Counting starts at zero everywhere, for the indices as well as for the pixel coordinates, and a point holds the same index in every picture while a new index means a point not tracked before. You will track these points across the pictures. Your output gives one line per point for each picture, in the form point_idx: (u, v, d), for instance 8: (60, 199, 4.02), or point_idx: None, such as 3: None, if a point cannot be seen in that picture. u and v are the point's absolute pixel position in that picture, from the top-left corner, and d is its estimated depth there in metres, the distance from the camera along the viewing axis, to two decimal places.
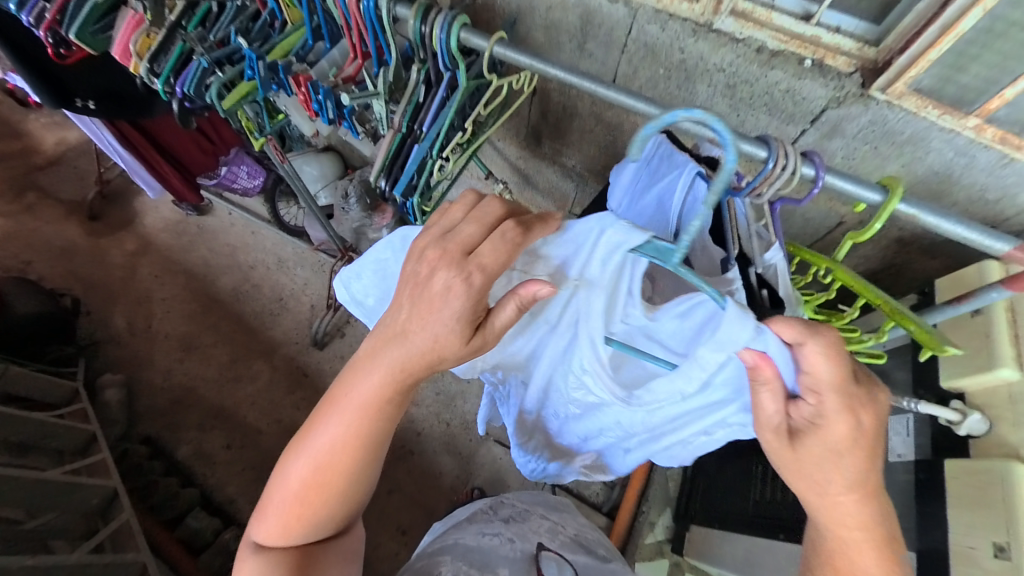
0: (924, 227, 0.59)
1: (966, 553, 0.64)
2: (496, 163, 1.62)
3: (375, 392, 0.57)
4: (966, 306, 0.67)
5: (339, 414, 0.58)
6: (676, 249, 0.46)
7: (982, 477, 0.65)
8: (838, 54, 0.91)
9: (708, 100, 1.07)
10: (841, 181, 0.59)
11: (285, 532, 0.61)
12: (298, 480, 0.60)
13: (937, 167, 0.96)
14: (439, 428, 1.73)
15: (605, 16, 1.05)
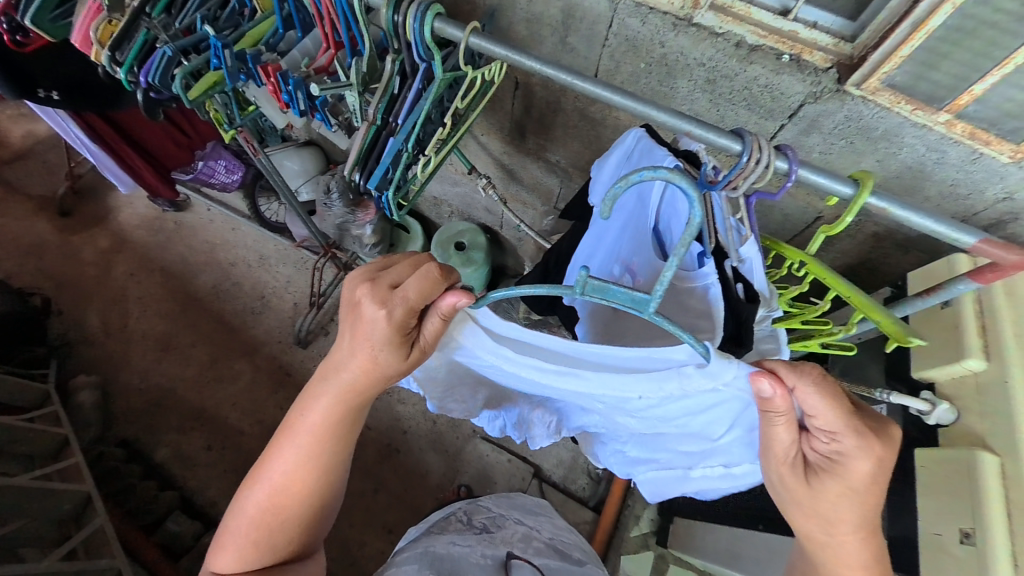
0: (896, 221, 0.60)
1: (934, 540, 0.65)
2: (480, 158, 1.60)
3: (324, 429, 0.64)
4: (935, 297, 0.69)
5: (296, 438, 0.64)
6: (649, 298, 0.48)
7: (950, 467, 0.66)
8: (816, 49, 0.91)
9: (689, 95, 1.08)
10: (814, 174, 0.59)
11: (241, 558, 0.65)
12: (256, 506, 0.65)
13: (910, 162, 0.97)
14: (425, 426, 1.72)
15: (586, 9, 1.04)
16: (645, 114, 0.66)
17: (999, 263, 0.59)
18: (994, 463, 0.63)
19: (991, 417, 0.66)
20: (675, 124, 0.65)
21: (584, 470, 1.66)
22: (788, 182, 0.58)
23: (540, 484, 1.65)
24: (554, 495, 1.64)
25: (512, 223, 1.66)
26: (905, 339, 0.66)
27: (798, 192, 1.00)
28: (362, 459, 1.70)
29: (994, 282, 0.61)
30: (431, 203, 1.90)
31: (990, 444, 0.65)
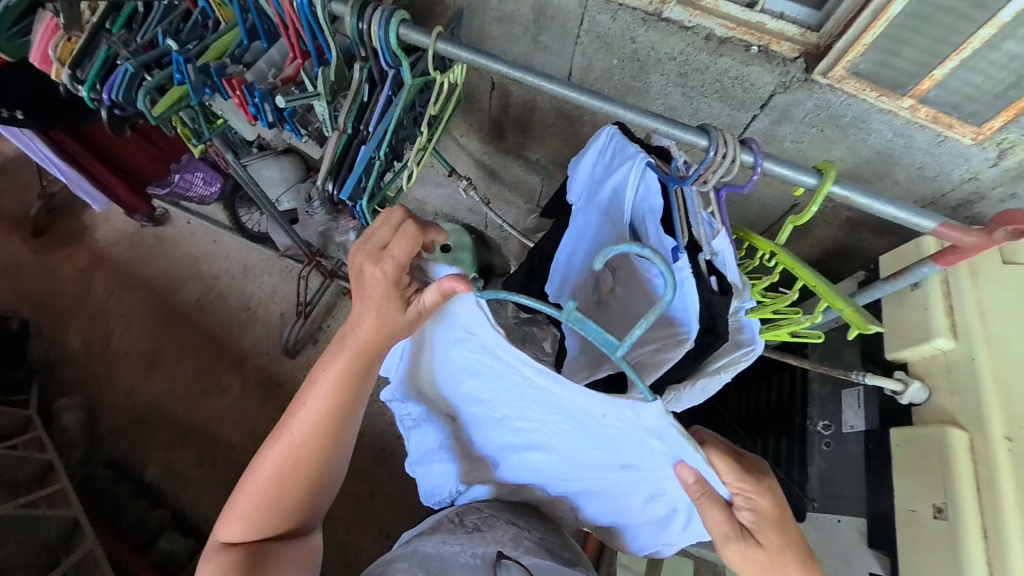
0: (860, 208, 0.61)
1: (909, 515, 0.68)
2: (461, 159, 1.60)
3: (334, 397, 0.64)
4: (902, 281, 0.71)
5: (309, 404, 0.64)
6: (617, 346, 0.48)
7: (923, 445, 0.68)
8: (784, 40, 0.92)
9: (663, 89, 1.09)
10: (780, 166, 0.60)
11: (253, 522, 0.66)
12: (271, 473, 0.65)
13: (879, 147, 1.00)
14: None
15: (557, 8, 1.04)
16: (614, 113, 0.67)
17: (962, 246, 0.60)
18: (963, 440, 0.65)
19: (960, 394, 0.68)
20: (644, 122, 0.65)
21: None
22: (754, 173, 0.60)
23: None
24: None
25: (496, 223, 1.66)
26: (864, 326, 0.66)
27: (773, 181, 1.01)
28: (357, 466, 1.69)
29: (956, 263, 0.64)
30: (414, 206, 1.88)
31: (959, 420, 0.67)
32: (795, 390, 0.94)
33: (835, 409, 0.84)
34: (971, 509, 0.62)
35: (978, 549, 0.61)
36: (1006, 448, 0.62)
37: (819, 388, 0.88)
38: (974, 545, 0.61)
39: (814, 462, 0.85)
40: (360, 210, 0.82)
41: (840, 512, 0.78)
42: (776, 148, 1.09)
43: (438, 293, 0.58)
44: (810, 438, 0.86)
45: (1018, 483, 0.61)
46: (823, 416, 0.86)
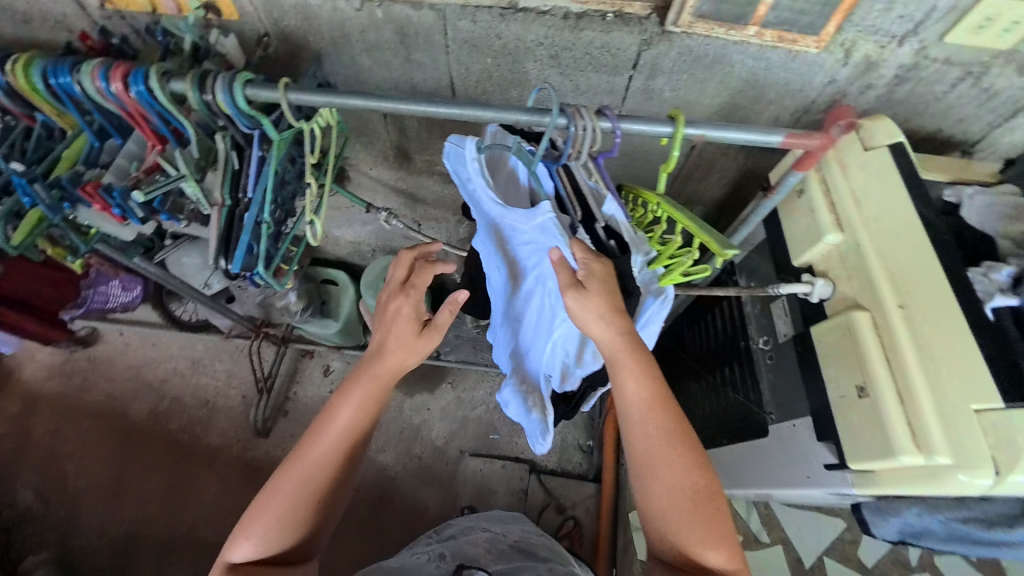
0: (709, 140, 0.69)
1: (841, 403, 0.70)
2: (378, 191, 1.59)
3: (353, 417, 0.80)
4: (778, 194, 0.81)
5: (329, 424, 0.79)
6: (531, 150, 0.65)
7: (837, 333, 0.71)
8: (633, 1, 0.99)
9: (541, 74, 1.12)
10: (636, 124, 0.64)
11: (261, 539, 0.73)
12: (288, 489, 0.75)
13: (745, 76, 1.06)
14: (412, 463, 1.70)
15: (417, 24, 1.05)
16: (478, 115, 0.70)
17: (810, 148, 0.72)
18: (867, 318, 0.67)
19: (855, 278, 0.72)
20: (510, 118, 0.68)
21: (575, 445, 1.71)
22: (616, 136, 0.63)
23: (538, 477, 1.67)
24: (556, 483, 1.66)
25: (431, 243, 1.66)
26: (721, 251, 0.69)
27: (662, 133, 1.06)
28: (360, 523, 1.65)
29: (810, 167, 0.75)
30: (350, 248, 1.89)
31: (861, 302, 0.70)
32: (736, 318, 1.00)
33: (768, 322, 0.90)
34: (884, 378, 0.64)
35: (895, 412, 0.62)
36: (900, 316, 0.65)
37: (752, 308, 0.95)
38: (896, 412, 0.62)
39: (764, 377, 0.90)
40: (263, 278, 0.78)
41: (794, 417, 0.81)
42: (660, 101, 1.15)
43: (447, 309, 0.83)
44: (755, 358, 0.92)
45: (919, 343, 0.63)
46: (761, 332, 0.92)
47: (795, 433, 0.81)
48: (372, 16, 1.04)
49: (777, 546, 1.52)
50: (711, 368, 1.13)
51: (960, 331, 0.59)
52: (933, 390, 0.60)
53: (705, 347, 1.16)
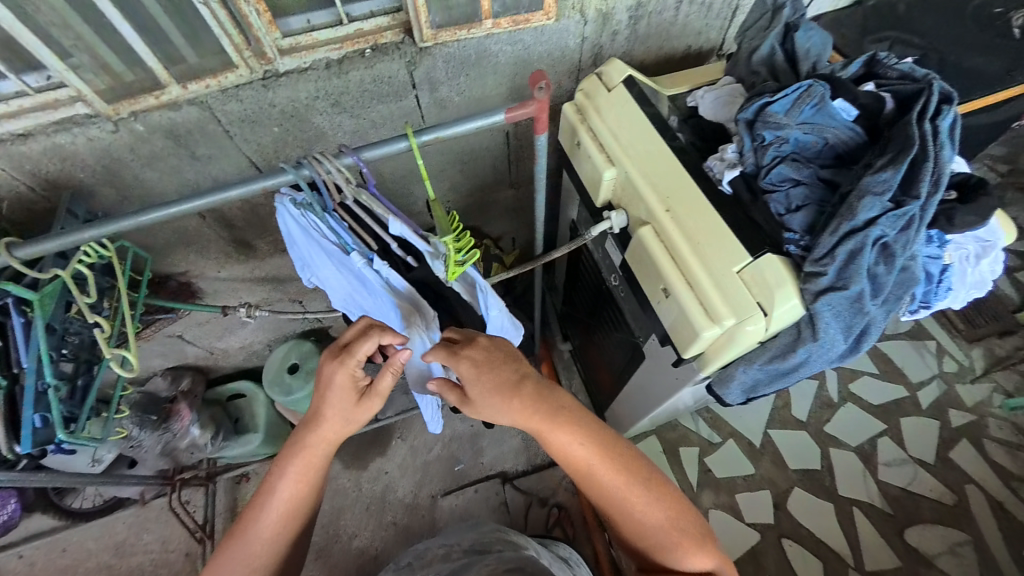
0: (446, 137, 0.74)
1: (657, 306, 0.79)
2: (240, 289, 1.51)
3: (291, 494, 0.78)
4: (540, 156, 0.80)
5: (266, 504, 0.78)
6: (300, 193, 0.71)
7: (636, 252, 0.80)
8: (383, 31, 1.04)
9: (333, 122, 1.13)
10: (377, 148, 0.70)
11: None
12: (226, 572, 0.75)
13: (513, 59, 1.15)
14: (387, 531, 1.75)
15: (185, 123, 1.01)
16: (227, 195, 0.77)
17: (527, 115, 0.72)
18: (650, 232, 0.77)
19: (636, 202, 0.82)
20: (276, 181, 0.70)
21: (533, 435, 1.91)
22: (361, 167, 0.69)
23: (510, 483, 1.82)
24: (525, 481, 1.83)
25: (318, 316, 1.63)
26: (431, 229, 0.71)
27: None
28: None
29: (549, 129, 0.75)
30: (244, 354, 1.85)
31: (646, 220, 0.80)
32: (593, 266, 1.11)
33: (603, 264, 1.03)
34: (673, 273, 0.73)
35: (689, 295, 0.71)
36: (670, 217, 0.76)
37: (597, 254, 1.03)
38: (690, 297, 0.71)
39: (625, 308, 0.98)
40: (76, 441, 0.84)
41: (648, 331, 0.89)
42: (454, 108, 1.22)
43: (391, 373, 0.74)
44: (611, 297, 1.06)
45: (687, 236, 0.74)
46: (610, 271, 1.00)
47: (653, 344, 0.89)
48: (132, 130, 0.98)
49: (729, 440, 1.74)
50: (598, 316, 1.26)
51: (710, 221, 0.72)
52: (705, 268, 0.70)
53: (587, 299, 1.30)
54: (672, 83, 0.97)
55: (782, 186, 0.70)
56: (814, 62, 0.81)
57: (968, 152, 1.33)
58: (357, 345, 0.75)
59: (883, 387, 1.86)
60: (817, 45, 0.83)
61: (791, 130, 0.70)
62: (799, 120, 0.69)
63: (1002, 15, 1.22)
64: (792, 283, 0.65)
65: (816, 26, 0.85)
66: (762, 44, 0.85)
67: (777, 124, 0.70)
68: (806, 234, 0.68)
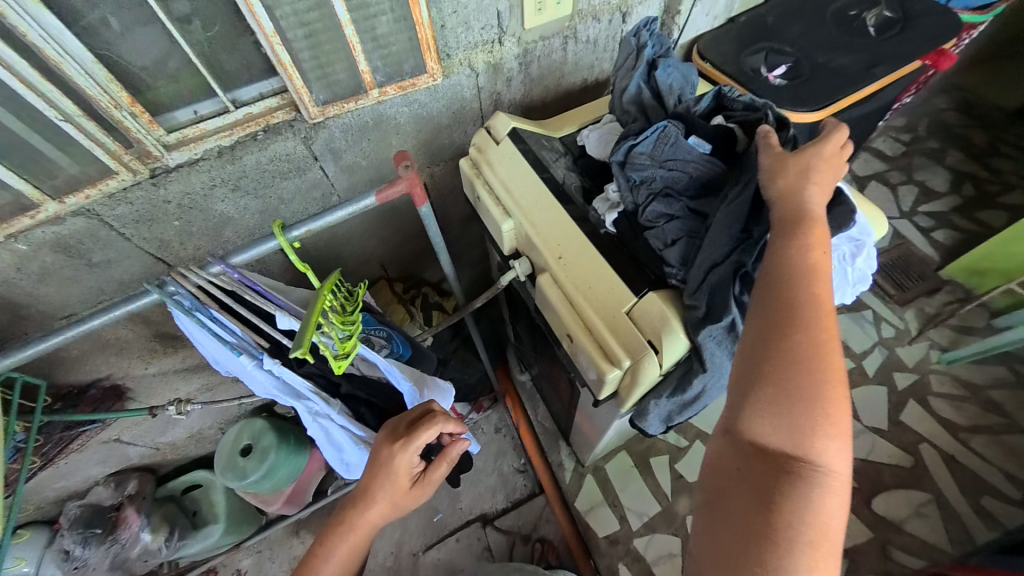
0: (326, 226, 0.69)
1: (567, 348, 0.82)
2: (174, 380, 1.46)
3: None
4: (429, 224, 0.78)
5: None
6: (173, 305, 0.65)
7: (540, 298, 0.83)
8: (274, 112, 1.03)
9: (239, 205, 1.12)
10: (250, 251, 0.66)
11: None
12: None
13: (413, 118, 1.17)
14: None
15: (74, 234, 0.97)
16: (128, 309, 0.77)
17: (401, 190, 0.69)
18: (548, 280, 0.81)
19: (533, 251, 0.85)
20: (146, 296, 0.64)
21: (506, 467, 1.91)
22: (231, 273, 0.66)
23: (490, 524, 1.81)
24: (504, 519, 1.81)
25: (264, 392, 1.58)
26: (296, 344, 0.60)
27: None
28: None
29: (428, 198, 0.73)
30: (196, 441, 1.80)
31: (544, 268, 0.83)
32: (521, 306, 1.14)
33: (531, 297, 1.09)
34: (573, 320, 0.76)
35: (588, 340, 0.74)
36: (559, 266, 0.80)
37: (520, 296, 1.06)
38: (590, 341, 0.74)
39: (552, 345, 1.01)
40: None
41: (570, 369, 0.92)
42: (363, 171, 1.22)
43: (445, 462, 0.79)
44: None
45: (578, 282, 0.78)
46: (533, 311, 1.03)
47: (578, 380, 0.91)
48: (17, 250, 0.94)
49: (696, 442, 1.78)
50: (543, 342, 1.33)
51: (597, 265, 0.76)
52: (596, 312, 0.74)
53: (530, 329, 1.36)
54: (560, 126, 1.01)
55: (658, 222, 0.74)
56: (677, 96, 0.85)
57: (854, 141, 1.43)
58: (422, 429, 0.76)
59: None
60: (678, 80, 0.87)
61: (656, 170, 0.73)
62: (661, 160, 0.73)
63: (858, 16, 1.33)
64: (675, 317, 0.69)
65: (675, 62, 0.90)
66: (628, 83, 0.89)
67: (643, 165, 0.74)
68: (686, 266, 0.71)
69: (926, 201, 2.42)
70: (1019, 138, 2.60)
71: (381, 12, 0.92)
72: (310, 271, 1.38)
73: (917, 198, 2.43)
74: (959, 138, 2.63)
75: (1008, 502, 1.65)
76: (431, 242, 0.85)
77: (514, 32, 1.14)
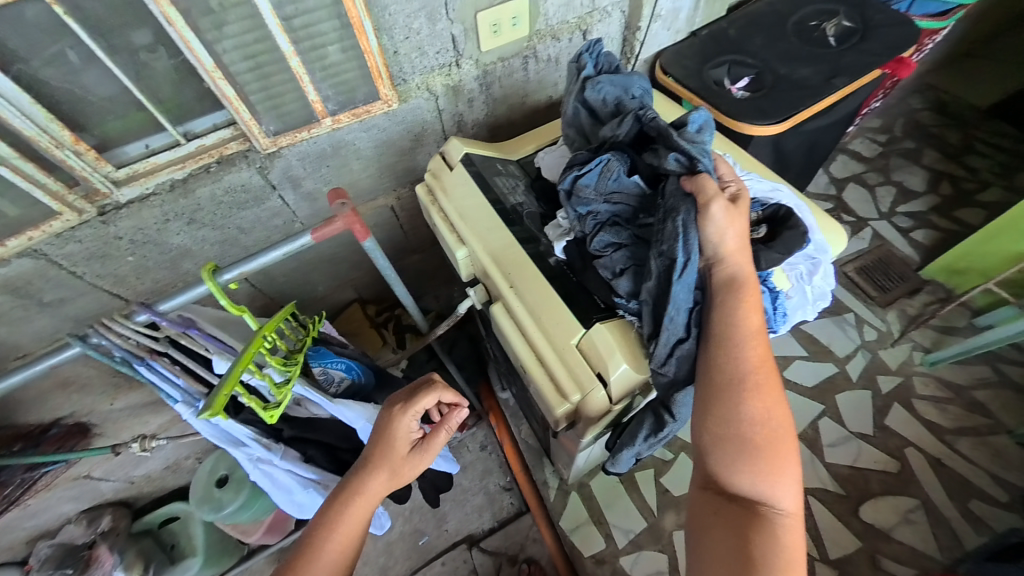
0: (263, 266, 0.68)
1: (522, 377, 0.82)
2: (142, 413, 1.43)
3: (335, 550, 0.71)
4: (374, 256, 0.76)
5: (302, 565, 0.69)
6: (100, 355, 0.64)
7: (494, 328, 0.83)
8: (228, 142, 1.01)
9: (196, 238, 1.10)
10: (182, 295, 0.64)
11: None
12: None
13: (373, 143, 1.16)
14: None
15: (20, 276, 0.94)
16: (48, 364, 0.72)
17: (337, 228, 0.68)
18: (501, 309, 0.80)
19: (487, 281, 0.84)
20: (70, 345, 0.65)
21: (489, 487, 1.87)
22: (159, 319, 0.65)
23: (475, 545, 1.77)
24: (489, 541, 1.77)
25: None
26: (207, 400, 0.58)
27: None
28: None
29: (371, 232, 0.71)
30: (172, 473, 1.75)
31: (497, 297, 0.82)
32: None
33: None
34: (525, 350, 0.76)
35: (542, 375, 0.73)
36: (513, 296, 0.78)
37: None
38: (541, 373, 0.74)
39: None
40: None
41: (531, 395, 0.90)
42: (325, 197, 1.21)
43: (446, 429, 0.79)
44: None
45: (530, 310, 0.76)
46: None
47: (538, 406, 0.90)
48: None
49: (681, 454, 1.75)
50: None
51: (545, 296, 0.75)
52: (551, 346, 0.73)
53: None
54: (517, 149, 0.99)
55: (606, 251, 0.73)
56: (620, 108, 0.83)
57: (821, 150, 1.43)
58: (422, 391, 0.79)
59: (814, 368, 1.90)
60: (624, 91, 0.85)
61: (599, 204, 0.73)
62: (604, 194, 0.73)
63: (817, 27, 1.34)
64: (617, 349, 0.69)
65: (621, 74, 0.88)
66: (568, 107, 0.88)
67: (587, 198, 0.73)
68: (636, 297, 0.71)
69: (904, 202, 2.42)
70: (992, 136, 2.63)
71: (329, 43, 0.93)
72: (277, 298, 1.36)
73: (895, 198, 2.44)
74: (934, 137, 2.65)
75: (996, 505, 1.63)
76: (382, 274, 0.83)
77: (471, 55, 1.13)
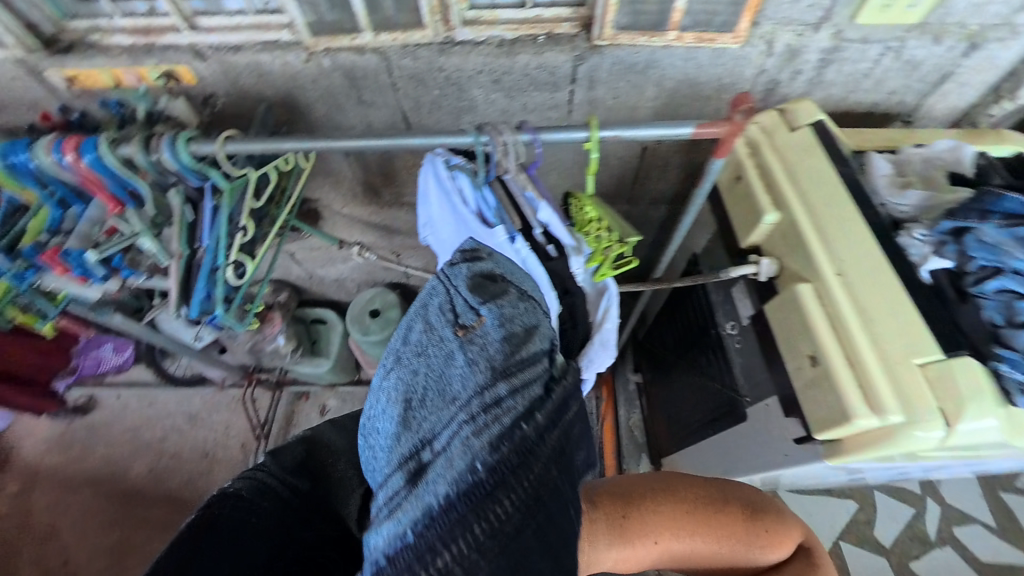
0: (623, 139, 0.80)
1: (799, 371, 0.79)
2: (353, 228, 1.63)
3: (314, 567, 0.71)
4: (711, 179, 0.83)
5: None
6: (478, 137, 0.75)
7: (784, 304, 0.81)
8: (562, 23, 1.06)
9: (488, 99, 1.16)
10: (557, 133, 0.77)
11: None
12: None
13: (679, 77, 1.11)
14: None
15: (364, 68, 1.11)
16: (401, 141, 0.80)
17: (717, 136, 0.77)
18: (807, 290, 0.78)
19: (794, 254, 0.82)
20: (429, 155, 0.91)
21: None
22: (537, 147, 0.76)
23: None
24: None
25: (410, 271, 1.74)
26: (624, 247, 0.89)
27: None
28: None
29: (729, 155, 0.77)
30: (334, 287, 1.96)
31: (804, 275, 0.80)
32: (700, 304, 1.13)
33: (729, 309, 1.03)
34: (832, 344, 0.74)
35: (849, 381, 0.71)
36: (839, 281, 0.76)
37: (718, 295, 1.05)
38: (847, 375, 0.71)
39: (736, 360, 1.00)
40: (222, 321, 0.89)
41: (766, 398, 0.89)
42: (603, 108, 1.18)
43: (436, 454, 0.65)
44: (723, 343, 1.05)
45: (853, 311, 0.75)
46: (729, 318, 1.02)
47: (769, 411, 0.88)
48: (320, 65, 1.10)
49: None
50: (692, 355, 1.21)
51: (892, 302, 0.72)
52: (883, 344, 0.71)
53: (686, 343, 1.24)
54: (854, 138, 0.93)
55: (991, 296, 0.72)
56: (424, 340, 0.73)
57: None
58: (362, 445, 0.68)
59: (995, 545, 1.52)
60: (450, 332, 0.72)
61: (1010, 260, 0.71)
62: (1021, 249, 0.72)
63: None
64: (977, 391, 0.66)
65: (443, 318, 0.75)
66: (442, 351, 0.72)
67: (998, 249, 0.72)
68: None
69: None
70: None
71: None
72: None
73: None
74: None
75: None
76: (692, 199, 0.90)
77: (837, 22, 1.01)
